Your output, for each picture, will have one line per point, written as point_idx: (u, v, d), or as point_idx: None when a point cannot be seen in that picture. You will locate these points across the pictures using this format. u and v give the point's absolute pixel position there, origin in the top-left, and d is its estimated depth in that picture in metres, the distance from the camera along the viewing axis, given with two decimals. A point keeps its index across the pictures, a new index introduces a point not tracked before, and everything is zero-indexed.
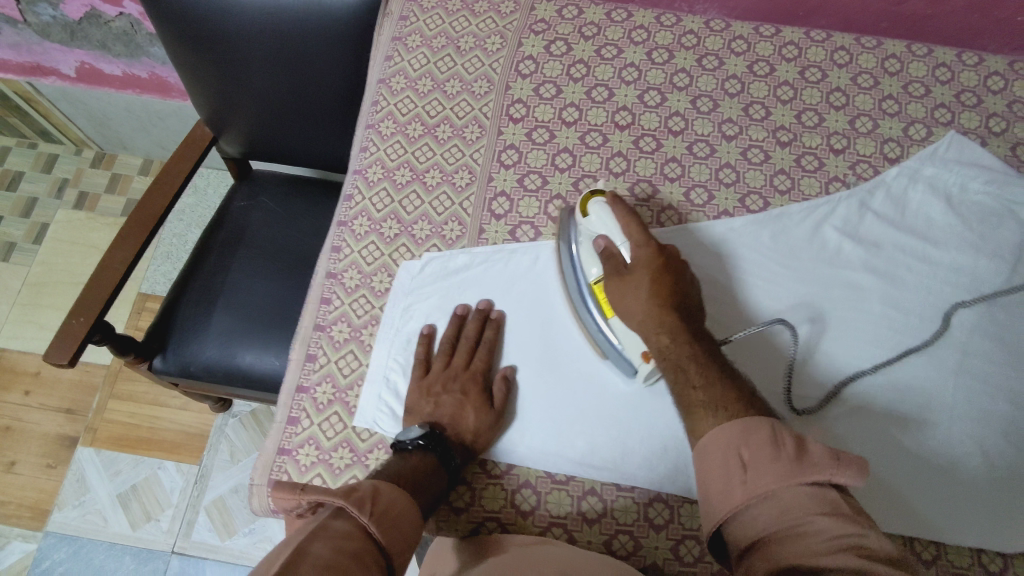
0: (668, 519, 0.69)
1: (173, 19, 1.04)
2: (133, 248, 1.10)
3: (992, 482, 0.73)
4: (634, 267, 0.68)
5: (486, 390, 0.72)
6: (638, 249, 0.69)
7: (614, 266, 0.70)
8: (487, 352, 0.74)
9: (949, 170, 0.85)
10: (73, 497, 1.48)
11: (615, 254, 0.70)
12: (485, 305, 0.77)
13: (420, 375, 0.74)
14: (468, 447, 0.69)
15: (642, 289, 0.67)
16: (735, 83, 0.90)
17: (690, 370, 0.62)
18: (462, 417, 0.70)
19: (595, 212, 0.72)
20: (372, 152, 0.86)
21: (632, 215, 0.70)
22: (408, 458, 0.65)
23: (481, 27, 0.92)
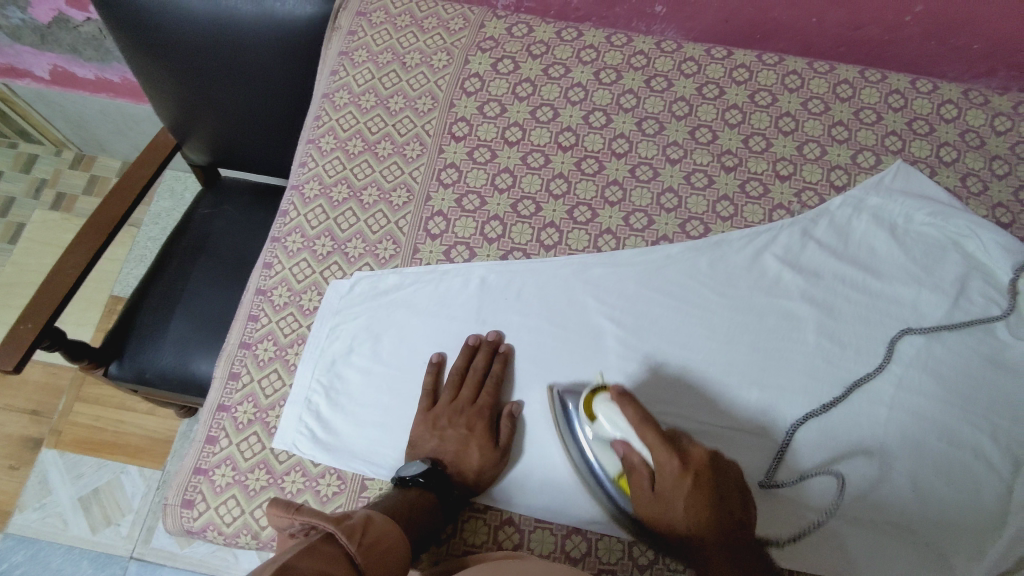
0: (585, 552, 0.69)
1: (128, 26, 1.02)
2: (88, 252, 1.09)
3: (931, 523, 0.71)
4: (664, 491, 0.64)
5: (491, 428, 0.71)
6: (666, 472, 0.63)
7: (641, 482, 0.65)
8: (495, 386, 0.73)
9: (893, 200, 0.84)
10: (34, 499, 1.48)
11: (637, 466, 0.65)
12: (495, 338, 0.76)
13: (428, 407, 0.72)
14: (469, 487, 0.69)
15: (677, 514, 0.63)
16: (683, 105, 0.89)
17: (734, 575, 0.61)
18: (467, 455, 0.70)
19: (601, 413, 0.66)
20: (310, 168, 0.85)
21: (646, 421, 0.64)
22: (407, 493, 0.65)
23: (428, 44, 0.92)
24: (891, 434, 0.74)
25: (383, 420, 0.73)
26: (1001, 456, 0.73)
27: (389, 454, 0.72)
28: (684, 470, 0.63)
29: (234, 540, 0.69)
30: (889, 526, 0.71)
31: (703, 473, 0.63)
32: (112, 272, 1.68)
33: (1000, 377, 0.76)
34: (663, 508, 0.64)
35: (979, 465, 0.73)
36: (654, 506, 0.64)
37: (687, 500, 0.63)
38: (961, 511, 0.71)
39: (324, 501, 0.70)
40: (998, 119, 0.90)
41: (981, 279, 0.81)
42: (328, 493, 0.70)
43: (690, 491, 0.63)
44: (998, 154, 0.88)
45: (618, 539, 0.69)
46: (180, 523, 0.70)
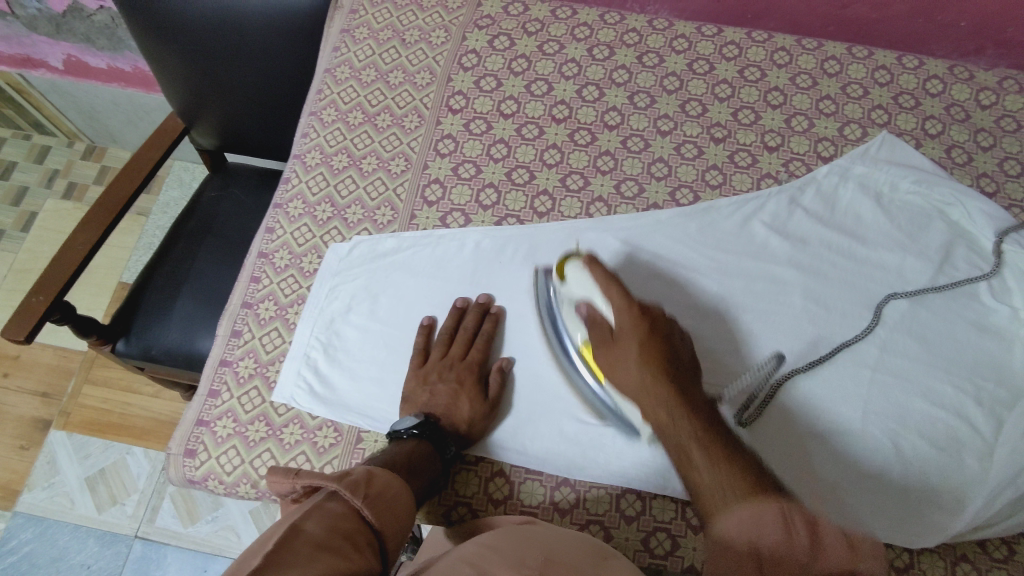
0: (573, 503, 0.71)
1: (140, 10, 1.06)
2: (97, 230, 1.12)
3: (938, 472, 0.72)
4: (619, 337, 0.69)
5: (481, 382, 0.73)
6: (621, 318, 0.69)
7: (601, 335, 0.71)
8: (485, 343, 0.75)
9: (879, 170, 0.86)
10: (42, 478, 1.50)
11: (598, 323, 0.71)
12: (485, 299, 0.78)
13: (418, 364, 0.75)
14: (462, 437, 0.71)
15: (630, 360, 0.67)
16: (674, 80, 0.92)
17: (694, 453, 0.60)
18: (457, 407, 0.71)
19: (571, 276, 0.74)
20: (312, 138, 0.88)
21: (610, 278, 0.71)
22: (402, 445, 0.67)
23: (427, 22, 0.95)
24: (876, 395, 0.76)
25: (378, 375, 0.76)
26: (984, 417, 0.74)
27: (384, 407, 0.74)
28: (639, 318, 0.68)
29: (234, 489, 0.72)
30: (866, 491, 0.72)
31: (656, 329, 0.68)
32: (122, 259, 1.72)
33: (983, 340, 0.78)
34: (618, 358, 0.68)
35: (961, 421, 0.74)
36: (612, 358, 0.69)
37: (639, 340, 0.67)
38: (938, 476, 0.72)
39: (321, 452, 0.72)
40: (982, 94, 0.92)
41: (965, 246, 0.83)
42: (325, 444, 0.72)
43: (643, 337, 0.67)
44: (983, 128, 0.90)
45: (605, 491, 0.71)
46: (182, 472, 0.72)
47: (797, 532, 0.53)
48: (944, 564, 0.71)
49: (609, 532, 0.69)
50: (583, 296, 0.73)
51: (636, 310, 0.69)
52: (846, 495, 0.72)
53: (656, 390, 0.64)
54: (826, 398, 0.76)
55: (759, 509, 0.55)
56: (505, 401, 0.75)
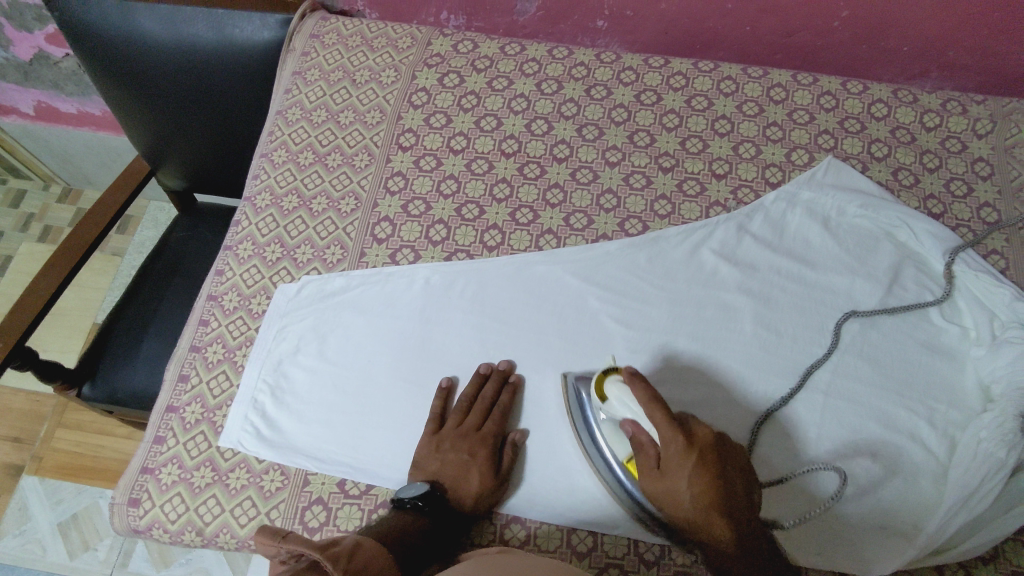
0: (523, 540, 0.71)
1: (99, 58, 1.07)
2: (60, 274, 1.11)
3: (896, 490, 0.71)
4: (665, 468, 0.62)
5: (493, 456, 0.71)
6: (669, 448, 0.61)
7: (647, 461, 0.63)
8: (502, 415, 0.73)
9: (826, 194, 0.86)
10: (13, 525, 1.46)
11: (644, 445, 0.64)
12: (506, 366, 0.77)
13: (432, 431, 0.73)
14: (469, 511, 0.69)
15: (680, 496, 0.60)
16: (622, 111, 0.93)
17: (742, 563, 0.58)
18: (466, 480, 0.69)
19: (612, 393, 0.67)
20: (262, 180, 0.89)
21: (652, 399, 0.63)
22: (403, 517, 0.65)
23: (377, 62, 0.97)
24: (829, 420, 0.75)
25: (327, 417, 0.75)
26: (937, 438, 0.74)
27: (332, 449, 0.73)
28: (689, 445, 0.61)
29: (179, 537, 0.71)
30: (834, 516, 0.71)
31: (708, 454, 0.60)
32: (96, 300, 1.71)
33: (934, 360, 0.78)
34: (666, 488, 0.61)
35: (914, 441, 0.73)
36: (659, 485, 0.62)
37: (691, 480, 0.60)
38: (898, 502, 0.71)
39: (267, 496, 0.71)
40: (926, 116, 0.93)
41: (914, 267, 0.83)
42: (271, 488, 0.72)
43: (698, 468, 0.60)
44: (928, 149, 0.91)
45: (556, 528, 0.71)
46: (126, 521, 0.72)
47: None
48: None
49: None
50: (626, 415, 0.66)
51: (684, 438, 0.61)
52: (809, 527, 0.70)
53: (708, 520, 0.59)
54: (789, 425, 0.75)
55: None
56: (515, 472, 0.73)
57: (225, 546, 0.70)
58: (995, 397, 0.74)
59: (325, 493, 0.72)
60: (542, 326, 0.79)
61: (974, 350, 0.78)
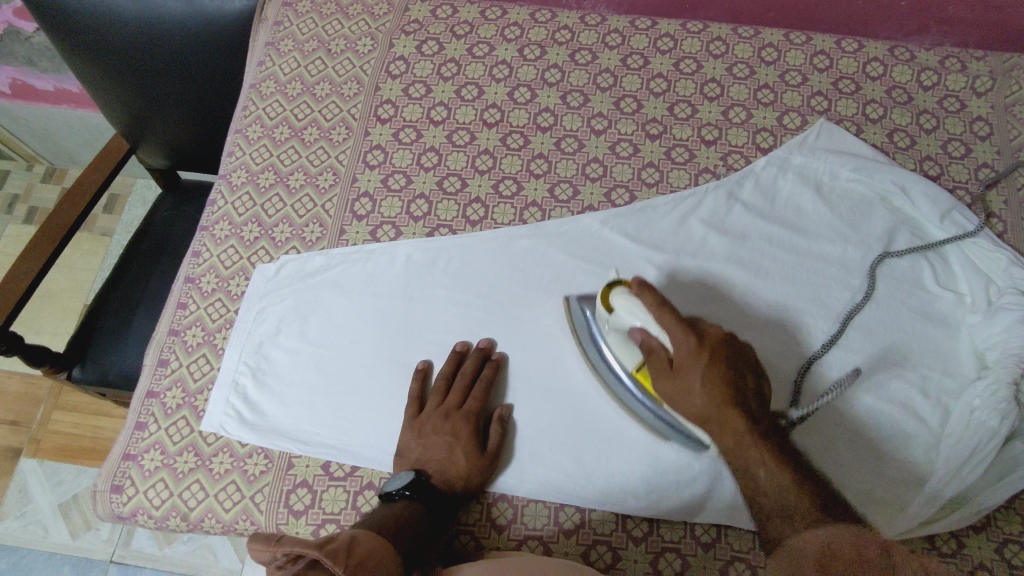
0: (511, 519, 0.70)
1: (69, 34, 1.03)
2: (40, 259, 1.08)
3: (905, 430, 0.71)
4: (679, 367, 0.61)
5: (477, 434, 0.69)
6: (678, 346, 0.60)
7: (658, 366, 0.62)
8: (482, 391, 0.72)
9: (818, 158, 0.83)
10: (15, 507, 1.47)
11: (656, 349, 0.62)
12: (486, 345, 0.75)
13: (413, 414, 0.71)
14: (460, 493, 0.68)
15: (693, 393, 0.60)
16: (608, 76, 0.90)
17: (760, 478, 0.57)
18: (453, 462, 0.68)
19: (617, 303, 0.64)
20: (237, 157, 0.87)
21: (662, 301, 0.61)
22: (392, 508, 0.63)
23: (353, 30, 0.93)
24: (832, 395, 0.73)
25: (309, 398, 0.74)
26: (930, 408, 0.72)
27: (315, 432, 0.72)
28: (700, 346, 0.60)
29: (164, 522, 0.70)
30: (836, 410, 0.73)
31: (719, 349, 0.60)
32: (86, 282, 1.69)
33: (929, 328, 0.76)
34: (679, 388, 0.61)
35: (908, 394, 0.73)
36: (671, 388, 0.62)
37: (703, 374, 0.59)
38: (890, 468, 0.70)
39: (251, 480, 0.71)
40: (924, 74, 0.89)
41: (908, 232, 0.80)
42: (255, 472, 0.71)
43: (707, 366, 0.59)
44: (925, 109, 0.87)
45: (543, 505, 0.70)
46: (110, 508, 0.71)
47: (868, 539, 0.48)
48: None
49: (548, 547, 0.69)
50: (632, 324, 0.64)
51: (695, 340, 0.60)
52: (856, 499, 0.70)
53: (724, 417, 0.58)
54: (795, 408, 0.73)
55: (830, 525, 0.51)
56: (505, 450, 0.72)
57: (210, 530, 0.70)
58: (990, 363, 0.73)
59: (309, 476, 0.71)
60: (526, 301, 0.78)
61: (969, 316, 0.76)
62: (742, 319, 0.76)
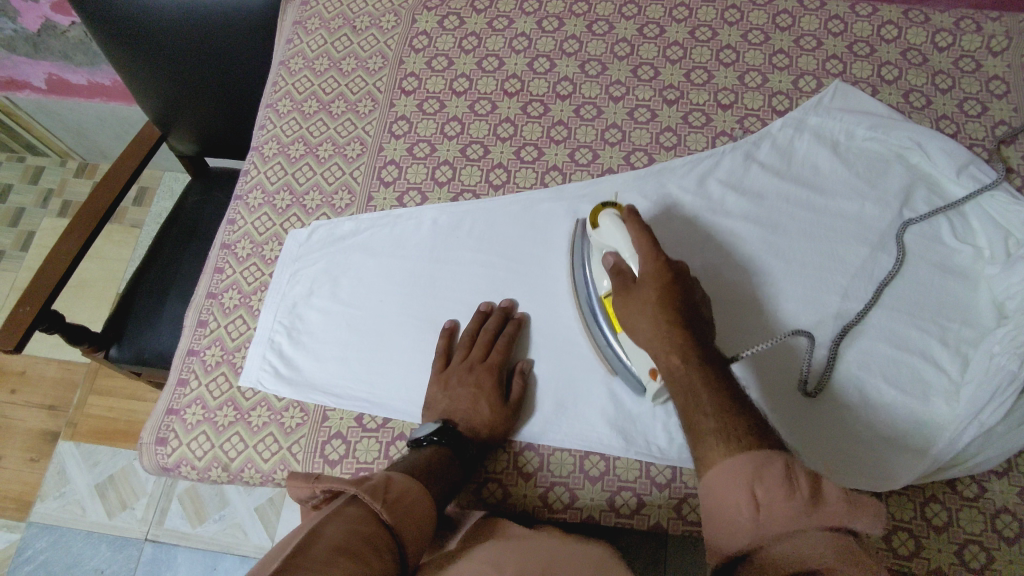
0: (538, 466, 0.73)
1: (106, 23, 1.07)
2: (79, 239, 1.13)
3: (932, 365, 0.73)
4: (641, 283, 0.64)
5: (501, 385, 0.72)
6: (646, 265, 0.64)
7: (624, 282, 0.65)
8: (506, 345, 0.74)
9: (833, 118, 0.85)
10: (54, 488, 1.52)
11: (622, 271, 0.66)
12: (508, 304, 0.77)
13: (440, 367, 0.74)
14: (483, 440, 0.71)
15: (647, 311, 0.62)
16: (625, 46, 0.92)
17: (702, 396, 0.56)
18: (477, 411, 0.70)
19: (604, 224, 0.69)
20: (269, 130, 0.90)
21: (643, 229, 0.66)
22: (423, 452, 0.66)
23: (377, 7, 0.97)
24: (851, 350, 0.74)
25: (342, 354, 0.77)
26: (949, 357, 0.73)
27: (349, 385, 0.75)
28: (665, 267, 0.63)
29: (206, 473, 0.73)
30: (798, 356, 0.75)
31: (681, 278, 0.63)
32: (118, 272, 1.75)
33: (946, 281, 0.77)
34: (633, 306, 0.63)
35: (932, 339, 0.74)
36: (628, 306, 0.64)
37: (660, 295, 0.62)
38: (907, 416, 0.71)
39: (288, 432, 0.74)
40: (939, 36, 0.90)
41: (925, 188, 0.81)
42: (291, 424, 0.74)
43: (664, 284, 0.62)
44: (941, 70, 0.88)
45: (568, 454, 0.73)
46: (155, 459, 0.74)
47: (800, 490, 0.49)
48: (912, 505, 0.70)
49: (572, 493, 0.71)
50: (612, 246, 0.69)
51: (662, 261, 0.64)
52: (884, 465, 0.70)
53: (672, 336, 0.60)
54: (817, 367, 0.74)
55: (762, 456, 0.50)
56: (528, 401, 0.74)
57: (250, 481, 0.73)
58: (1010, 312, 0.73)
59: (343, 428, 0.74)
60: (550, 261, 0.80)
61: (988, 268, 0.76)
62: (707, 235, 0.80)
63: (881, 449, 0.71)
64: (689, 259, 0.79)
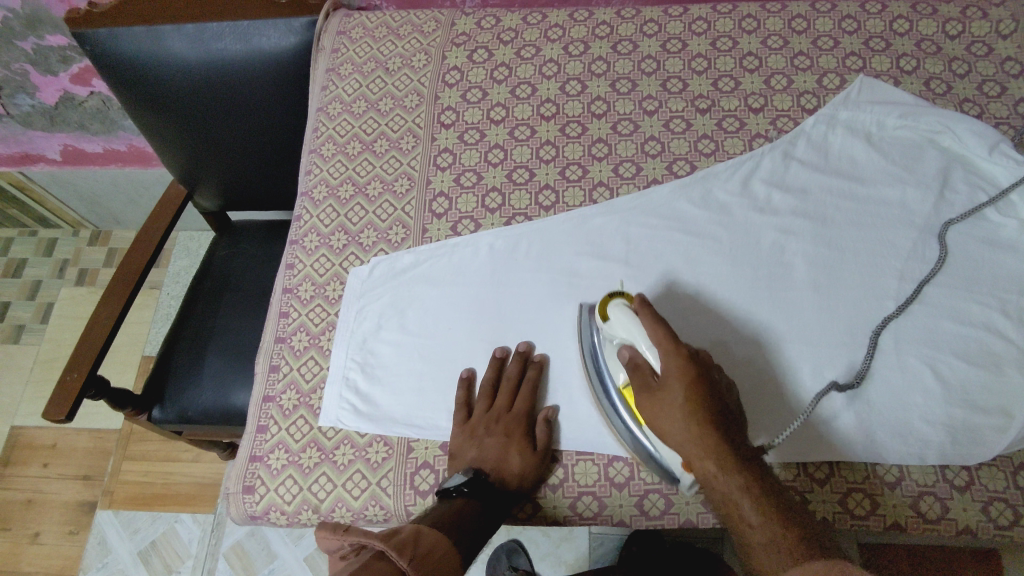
0: (628, 476, 0.72)
1: (132, 86, 1.05)
2: (119, 303, 1.12)
3: (998, 336, 0.75)
4: (665, 380, 0.64)
5: (527, 433, 0.73)
6: (668, 361, 0.64)
7: (645, 381, 0.66)
8: (529, 393, 0.75)
9: (863, 111, 0.88)
10: (96, 560, 1.48)
11: (641, 366, 0.67)
12: (525, 347, 0.78)
13: (464, 419, 0.75)
14: (515, 489, 0.71)
15: (674, 408, 0.63)
16: (651, 62, 0.95)
17: (744, 505, 0.58)
18: (507, 461, 0.71)
19: (614, 315, 0.70)
20: (316, 174, 0.92)
21: (658, 320, 0.67)
22: (451, 503, 0.66)
23: (406, 48, 1.00)
24: (919, 330, 0.76)
25: (418, 386, 0.78)
26: (1013, 326, 0.75)
27: (428, 416, 0.76)
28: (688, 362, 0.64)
29: (296, 517, 0.73)
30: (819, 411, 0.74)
31: (705, 369, 0.64)
32: (143, 335, 1.74)
33: (998, 254, 0.79)
34: (661, 406, 0.64)
35: (994, 312, 0.76)
36: (652, 407, 0.65)
37: (686, 389, 0.63)
38: (983, 387, 0.73)
39: (376, 467, 0.74)
40: (948, 25, 0.94)
41: (961, 168, 0.84)
42: (377, 459, 0.74)
43: (688, 379, 0.63)
44: (956, 56, 0.92)
45: None
46: (243, 509, 0.74)
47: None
48: (1004, 476, 0.72)
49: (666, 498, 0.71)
50: (624, 338, 0.69)
51: (683, 352, 0.64)
52: (975, 442, 0.71)
53: (705, 436, 0.61)
54: (892, 355, 0.75)
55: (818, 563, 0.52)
56: (555, 445, 0.74)
57: (342, 520, 0.73)
58: None
59: (430, 457, 0.74)
60: (610, 274, 0.81)
61: None
62: (760, 234, 0.82)
63: (969, 426, 0.72)
64: (739, 259, 0.81)
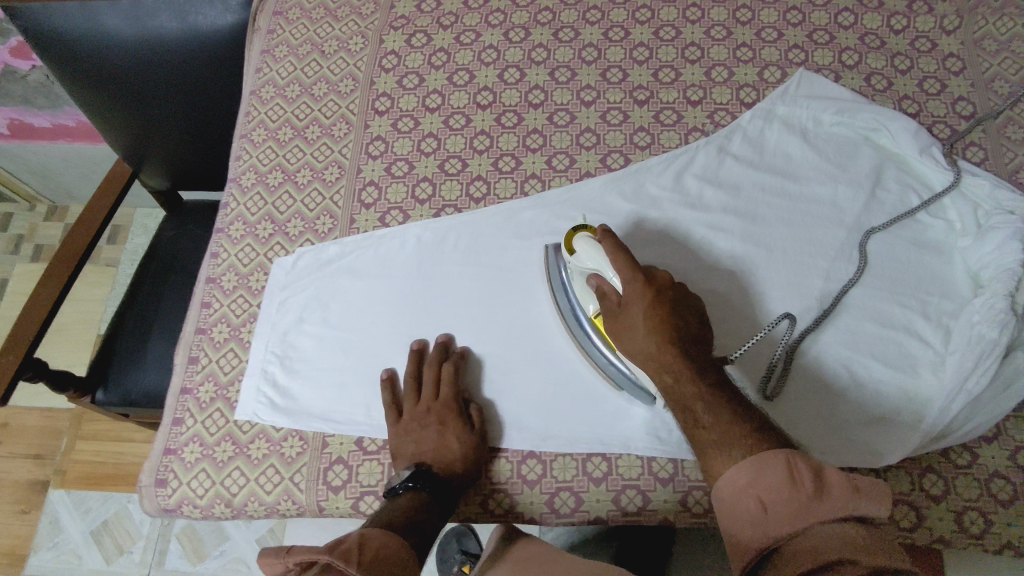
0: (540, 474, 0.73)
1: (66, 63, 1.01)
2: (58, 285, 1.08)
3: (916, 339, 0.75)
4: (627, 305, 0.66)
5: (462, 417, 0.72)
6: (627, 284, 0.66)
7: (610, 305, 0.68)
8: (451, 380, 0.74)
9: (799, 107, 0.87)
10: (47, 539, 1.48)
11: (606, 291, 0.68)
12: (445, 339, 0.77)
13: (394, 419, 0.73)
14: (463, 476, 0.70)
15: (636, 330, 0.65)
16: (592, 50, 0.93)
17: (697, 409, 0.60)
18: (449, 450, 0.71)
19: (582, 247, 0.70)
20: (245, 160, 0.90)
21: (620, 247, 0.68)
22: (398, 501, 0.65)
23: (344, 31, 0.97)
24: (841, 329, 0.76)
25: (337, 380, 0.77)
26: (932, 330, 0.75)
27: (345, 410, 0.75)
28: (647, 283, 0.65)
29: (209, 511, 0.73)
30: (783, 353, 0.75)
31: (665, 290, 0.65)
32: (97, 314, 1.72)
33: (923, 257, 0.79)
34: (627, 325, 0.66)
35: (914, 315, 0.76)
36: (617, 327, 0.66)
37: (648, 310, 0.64)
38: (899, 390, 0.73)
39: (290, 461, 0.73)
40: (893, 20, 0.93)
41: (894, 168, 0.83)
42: (292, 454, 0.74)
43: (649, 302, 0.65)
44: (899, 52, 0.91)
45: (571, 457, 0.73)
46: (156, 502, 0.74)
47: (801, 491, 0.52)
48: (910, 480, 0.72)
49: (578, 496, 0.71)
50: (593, 267, 0.70)
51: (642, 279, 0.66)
52: (889, 443, 0.72)
53: (663, 355, 0.62)
54: (816, 350, 0.75)
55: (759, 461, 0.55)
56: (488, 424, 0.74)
57: (255, 514, 0.73)
58: (985, 281, 0.76)
59: (344, 452, 0.74)
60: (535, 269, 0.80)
61: (961, 241, 0.79)
62: (689, 230, 0.81)
63: (882, 430, 0.72)
64: (668, 253, 0.80)
